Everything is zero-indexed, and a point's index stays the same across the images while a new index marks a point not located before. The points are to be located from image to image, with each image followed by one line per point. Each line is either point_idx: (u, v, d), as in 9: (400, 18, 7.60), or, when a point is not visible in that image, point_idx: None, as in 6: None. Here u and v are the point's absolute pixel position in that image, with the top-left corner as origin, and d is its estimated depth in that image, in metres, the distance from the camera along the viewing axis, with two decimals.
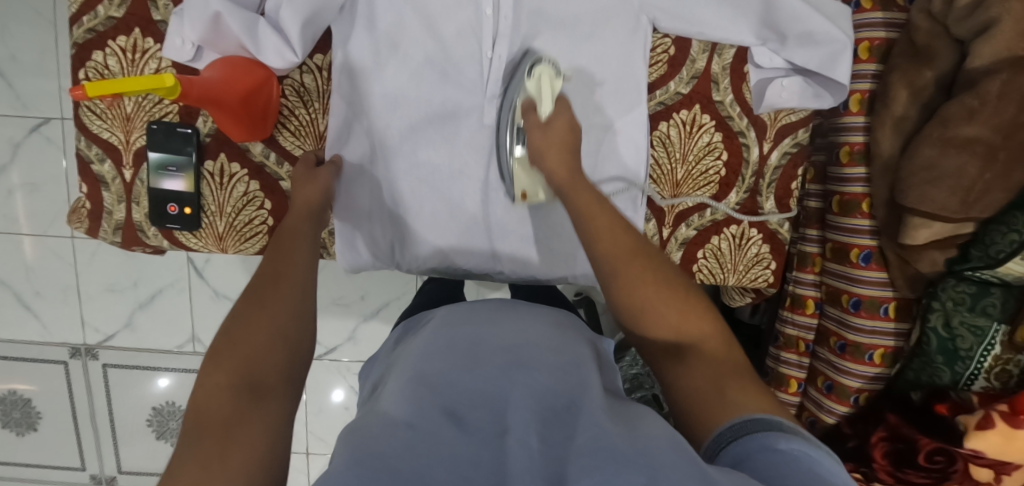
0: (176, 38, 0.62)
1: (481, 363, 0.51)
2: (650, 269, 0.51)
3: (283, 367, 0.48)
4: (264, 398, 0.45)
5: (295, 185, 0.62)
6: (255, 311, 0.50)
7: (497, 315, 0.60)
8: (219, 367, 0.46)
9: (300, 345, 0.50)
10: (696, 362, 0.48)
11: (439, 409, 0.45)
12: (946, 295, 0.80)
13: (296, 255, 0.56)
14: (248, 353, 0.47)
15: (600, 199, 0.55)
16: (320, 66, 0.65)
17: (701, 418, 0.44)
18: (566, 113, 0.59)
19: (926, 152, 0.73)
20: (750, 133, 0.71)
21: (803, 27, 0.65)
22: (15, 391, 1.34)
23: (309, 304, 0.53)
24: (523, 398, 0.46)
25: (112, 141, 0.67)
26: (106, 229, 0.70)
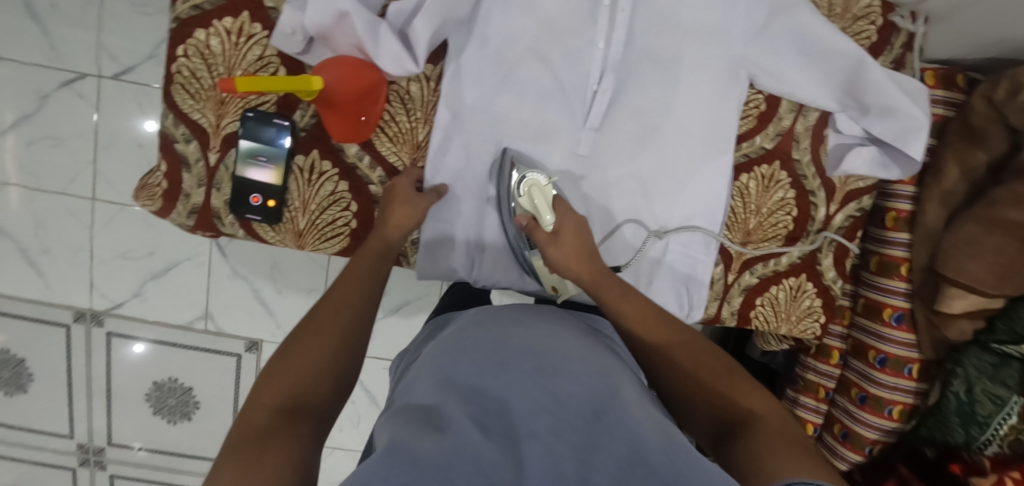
0: (287, 27, 0.61)
1: (510, 359, 0.47)
2: (700, 358, 0.55)
3: (326, 395, 0.49)
4: (300, 423, 0.45)
5: (395, 205, 0.63)
6: (310, 335, 0.52)
7: (527, 312, 0.58)
8: (268, 387, 0.47)
9: (345, 376, 0.51)
10: (750, 431, 0.48)
11: (467, 414, 0.42)
12: (970, 362, 0.84)
13: (358, 285, 0.57)
14: (295, 377, 0.48)
15: (632, 295, 0.59)
16: (429, 76, 0.66)
17: (752, 476, 0.43)
18: (572, 217, 0.63)
19: (971, 228, 0.78)
20: (820, 193, 0.74)
21: (887, 101, 0.67)
22: (7, 350, 1.28)
23: (358, 336, 0.53)
24: (546, 405, 0.42)
25: (201, 122, 0.65)
26: (180, 211, 0.68)
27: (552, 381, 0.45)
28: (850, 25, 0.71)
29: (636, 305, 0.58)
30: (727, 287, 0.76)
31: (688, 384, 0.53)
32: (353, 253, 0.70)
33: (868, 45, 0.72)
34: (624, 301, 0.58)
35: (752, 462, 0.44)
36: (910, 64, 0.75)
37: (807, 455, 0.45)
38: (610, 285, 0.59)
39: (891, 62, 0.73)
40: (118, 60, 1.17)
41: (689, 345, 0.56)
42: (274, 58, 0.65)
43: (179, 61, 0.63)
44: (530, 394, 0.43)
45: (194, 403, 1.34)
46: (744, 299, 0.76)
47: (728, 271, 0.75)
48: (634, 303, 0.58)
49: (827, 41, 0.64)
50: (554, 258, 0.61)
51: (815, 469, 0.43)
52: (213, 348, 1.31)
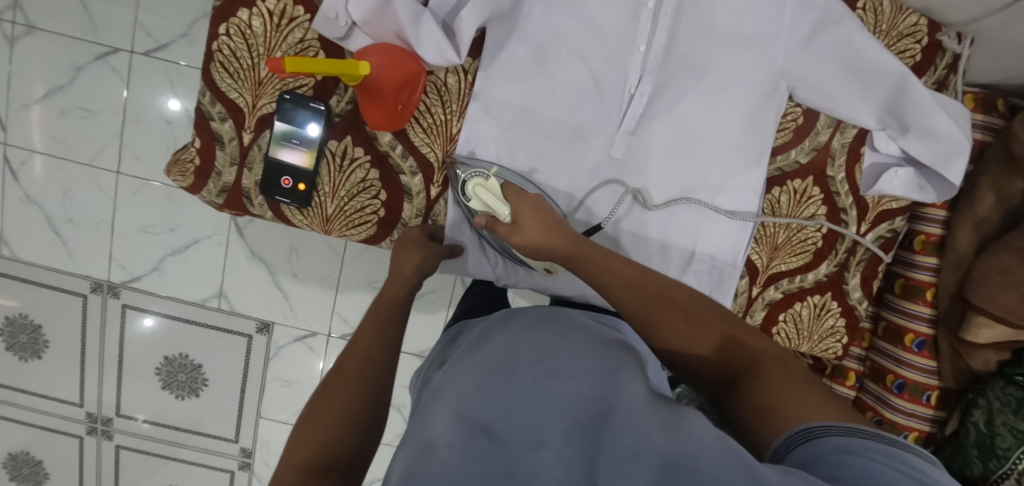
0: (330, 12, 0.61)
1: (518, 368, 0.49)
2: (679, 306, 0.51)
3: (352, 450, 0.49)
4: (329, 480, 0.46)
5: (402, 247, 0.66)
6: (334, 390, 0.53)
7: (533, 317, 0.59)
8: (298, 446, 0.48)
9: (372, 427, 0.52)
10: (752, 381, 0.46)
11: (475, 420, 0.43)
12: (993, 395, 0.84)
13: (377, 336, 0.58)
14: (323, 437, 0.49)
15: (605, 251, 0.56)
16: (467, 69, 0.66)
17: (764, 425, 0.43)
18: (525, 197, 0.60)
19: (1005, 258, 0.77)
20: (851, 211, 0.73)
21: (929, 123, 0.66)
22: (26, 314, 1.30)
23: (379, 385, 0.54)
24: (553, 413, 0.44)
25: (237, 102, 0.66)
26: (211, 189, 0.68)
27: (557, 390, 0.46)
28: (895, 43, 0.70)
29: (614, 265, 0.54)
30: (751, 301, 0.75)
31: (679, 342, 0.50)
32: (379, 241, 0.71)
33: (912, 64, 0.71)
34: (597, 261, 0.55)
35: (766, 413, 0.43)
36: (953, 85, 0.73)
37: (828, 394, 0.43)
38: (580, 252, 0.56)
39: (934, 83, 0.72)
40: (152, 36, 1.18)
41: (669, 293, 0.52)
42: (314, 42, 0.65)
43: (220, 39, 0.64)
44: (539, 404, 0.44)
45: (204, 380, 1.35)
46: (767, 314, 0.76)
47: (754, 284, 0.74)
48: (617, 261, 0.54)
49: (872, 57, 0.63)
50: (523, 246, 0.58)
51: (835, 407, 0.42)
52: (226, 327, 1.32)
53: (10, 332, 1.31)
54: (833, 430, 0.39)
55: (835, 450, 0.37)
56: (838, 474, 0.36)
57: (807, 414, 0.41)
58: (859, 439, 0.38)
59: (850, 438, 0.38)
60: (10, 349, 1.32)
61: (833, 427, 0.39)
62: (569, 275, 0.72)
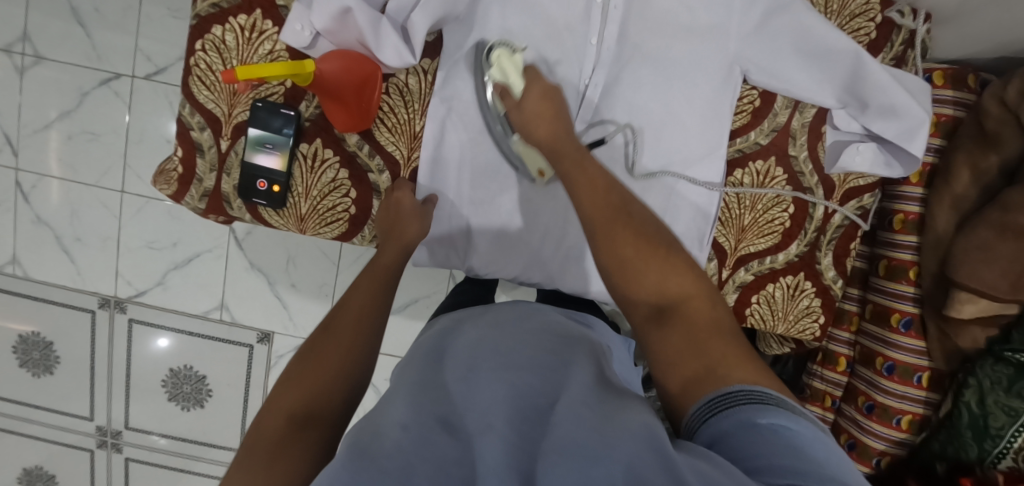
0: (296, 24, 0.64)
1: (480, 368, 0.50)
2: (636, 229, 0.50)
3: (339, 406, 0.49)
4: (313, 431, 0.45)
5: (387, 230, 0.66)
6: (325, 348, 0.53)
7: (506, 311, 0.61)
8: (287, 394, 0.48)
9: (356, 389, 0.52)
10: (676, 325, 0.46)
11: (433, 415, 0.44)
12: (983, 373, 0.81)
13: (373, 297, 0.59)
14: (311, 388, 0.49)
15: (586, 161, 0.55)
16: (427, 69, 0.68)
17: (686, 377, 0.43)
18: (539, 82, 0.60)
19: (983, 233, 0.76)
20: (818, 191, 0.74)
21: (887, 99, 0.66)
22: (38, 332, 1.35)
23: (370, 348, 0.55)
24: (505, 399, 0.45)
25: (214, 112, 0.69)
26: (193, 195, 0.72)
27: (514, 381, 0.47)
28: (847, 22, 0.71)
29: (585, 177, 0.53)
30: (722, 284, 0.76)
31: (634, 264, 0.49)
32: (353, 238, 0.73)
33: (867, 41, 0.72)
34: (572, 167, 0.55)
35: (697, 375, 0.43)
36: (913, 62, 0.74)
37: (744, 353, 0.44)
38: (567, 146, 0.56)
39: (892, 60, 0.73)
40: (151, 61, 1.25)
41: (627, 211, 0.52)
42: (283, 53, 0.68)
43: (197, 55, 0.68)
44: (493, 393, 0.45)
45: (208, 392, 1.38)
46: (739, 296, 0.76)
47: (723, 267, 0.75)
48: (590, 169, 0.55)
49: (824, 37, 0.65)
50: (522, 121, 0.59)
51: (744, 363, 0.43)
52: (227, 338, 1.36)
53: (23, 349, 1.36)
54: (738, 399, 0.39)
55: (738, 423, 0.38)
56: (744, 449, 0.36)
57: (729, 376, 0.42)
58: (763, 406, 0.38)
59: (753, 407, 0.38)
60: (23, 366, 1.37)
61: (742, 394, 0.39)
62: (539, 262, 0.73)
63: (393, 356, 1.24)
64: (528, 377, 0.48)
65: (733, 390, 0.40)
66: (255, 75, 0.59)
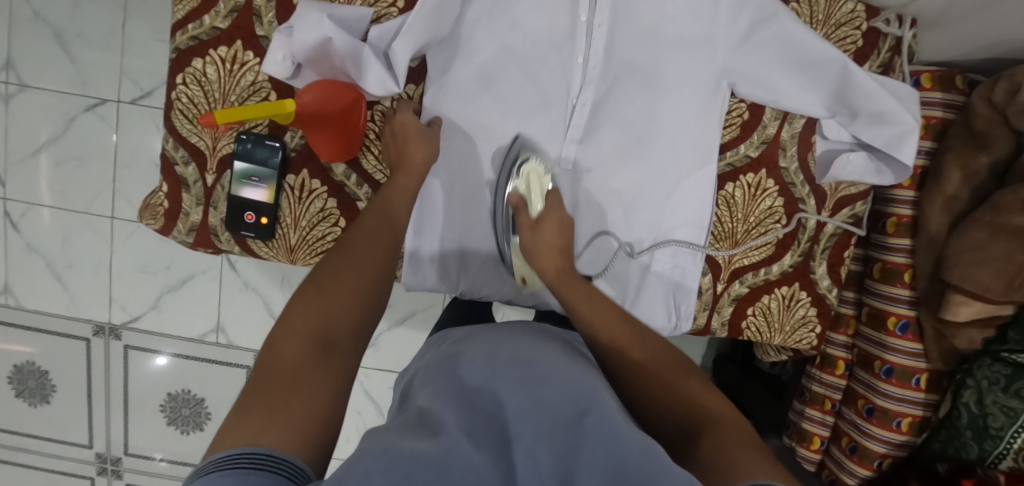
0: (278, 54, 0.63)
1: (501, 361, 0.48)
2: (650, 361, 0.51)
3: (356, 326, 0.48)
4: (334, 355, 0.45)
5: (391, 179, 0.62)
6: (341, 270, 0.51)
7: (517, 321, 0.58)
8: (299, 315, 0.47)
9: (375, 307, 0.51)
10: (706, 436, 0.44)
11: (459, 426, 0.41)
12: (981, 373, 0.81)
13: (388, 222, 0.57)
14: (327, 309, 0.48)
15: (596, 295, 0.57)
16: (411, 96, 0.69)
17: (714, 471, 0.41)
18: (557, 212, 0.62)
19: (976, 234, 0.76)
20: (810, 200, 0.74)
21: (876, 106, 0.66)
22: (33, 361, 1.34)
23: (385, 268, 0.54)
24: (528, 407, 0.43)
25: (198, 145, 0.69)
26: (180, 229, 0.71)
27: (542, 389, 0.45)
28: (833, 31, 0.71)
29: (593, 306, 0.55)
30: (717, 297, 0.75)
31: (650, 392, 0.49)
32: None
33: (854, 49, 0.72)
34: (581, 300, 0.56)
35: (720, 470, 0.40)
36: (899, 68, 0.74)
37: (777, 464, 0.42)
38: (569, 281, 0.57)
39: (879, 67, 0.73)
40: (137, 85, 1.23)
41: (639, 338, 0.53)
42: (266, 84, 0.67)
43: (177, 88, 0.67)
44: (515, 399, 0.44)
45: (207, 415, 1.37)
46: (735, 309, 0.76)
47: (717, 281, 0.75)
48: (597, 307, 0.56)
49: (811, 46, 0.64)
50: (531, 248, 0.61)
51: (772, 468, 0.41)
52: (225, 360, 1.35)
53: (18, 378, 1.35)
54: None
55: None
56: None
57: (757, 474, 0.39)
58: None
59: None
60: (19, 396, 1.36)
61: None
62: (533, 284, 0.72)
63: (392, 372, 1.24)
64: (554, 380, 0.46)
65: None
66: (236, 117, 0.58)
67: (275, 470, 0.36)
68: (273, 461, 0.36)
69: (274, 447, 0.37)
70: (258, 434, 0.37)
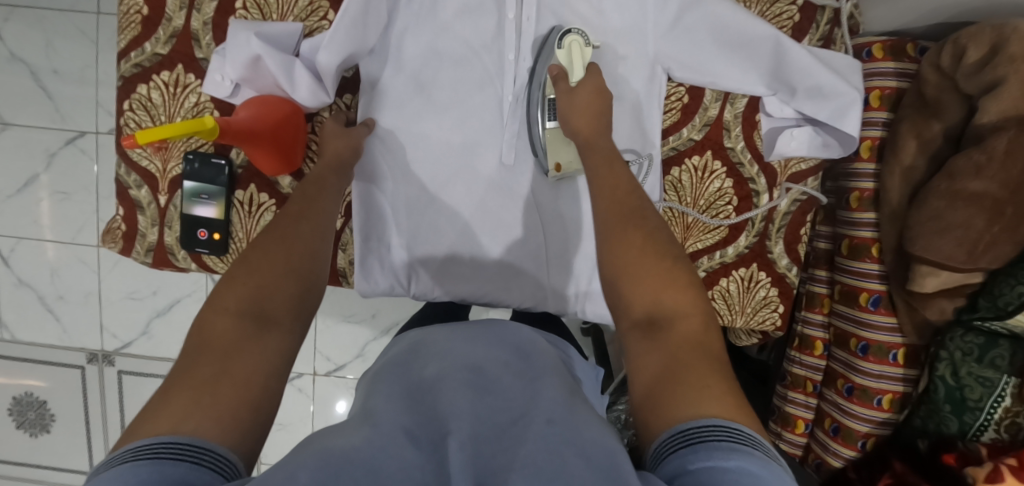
0: (216, 75, 0.66)
1: (457, 358, 0.44)
2: (648, 233, 0.48)
3: (291, 301, 0.47)
4: (266, 330, 0.44)
5: (326, 138, 0.63)
6: (273, 240, 0.50)
7: (481, 320, 0.54)
8: (231, 288, 0.45)
9: (312, 280, 0.50)
10: (662, 339, 0.43)
11: (400, 425, 0.38)
12: (954, 344, 0.78)
13: (319, 195, 0.56)
14: (260, 282, 0.47)
15: (614, 161, 0.55)
16: (348, 104, 0.70)
17: (653, 408, 0.39)
18: (595, 77, 0.61)
19: (935, 204, 0.73)
20: (760, 180, 0.73)
21: (813, 80, 0.66)
22: (31, 393, 1.37)
23: (322, 243, 0.52)
24: (477, 406, 0.40)
25: (149, 169, 0.70)
26: (138, 250, 0.72)
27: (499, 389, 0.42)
28: (768, 9, 0.72)
29: (610, 178, 0.53)
30: None
31: (631, 269, 0.47)
32: None
33: (792, 24, 0.72)
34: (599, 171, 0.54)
35: (662, 375, 0.41)
36: (841, 40, 0.73)
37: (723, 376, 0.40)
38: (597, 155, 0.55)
39: (819, 40, 0.72)
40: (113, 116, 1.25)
41: (646, 218, 0.49)
42: (208, 104, 0.69)
43: (125, 115, 0.69)
44: (460, 397, 0.40)
45: None
46: None
47: None
48: (612, 174, 0.53)
49: (740, 24, 0.64)
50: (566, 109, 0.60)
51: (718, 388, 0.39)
52: None
53: (18, 410, 1.38)
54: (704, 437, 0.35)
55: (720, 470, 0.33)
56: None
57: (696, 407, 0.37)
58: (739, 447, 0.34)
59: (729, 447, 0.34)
60: (20, 427, 1.39)
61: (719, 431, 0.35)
62: (486, 282, 0.72)
63: None
64: (505, 380, 0.43)
65: (697, 427, 0.36)
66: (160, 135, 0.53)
67: (197, 453, 0.35)
68: (194, 444, 0.36)
69: (193, 430, 0.36)
70: (188, 413, 0.37)
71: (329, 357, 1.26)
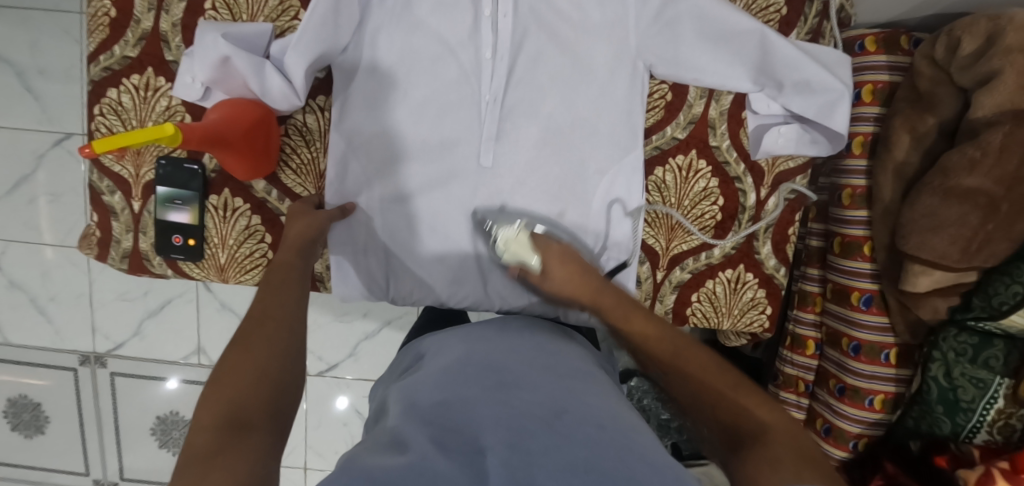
0: (186, 76, 0.64)
1: (474, 387, 0.47)
2: (705, 364, 0.51)
3: (266, 400, 0.45)
4: (249, 431, 0.42)
5: (289, 219, 0.64)
6: (240, 349, 0.49)
7: (488, 333, 0.57)
8: (206, 408, 0.43)
9: (284, 378, 0.48)
10: (757, 448, 0.44)
11: (427, 436, 0.41)
12: (947, 345, 0.76)
13: (278, 295, 0.55)
14: (233, 393, 0.45)
15: (660, 327, 0.55)
16: (322, 106, 0.68)
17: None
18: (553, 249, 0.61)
19: (928, 201, 0.71)
20: (747, 178, 0.71)
21: (801, 75, 0.64)
22: (25, 395, 1.36)
23: (291, 340, 0.51)
24: (502, 416, 0.43)
25: (122, 174, 0.69)
26: (114, 257, 0.71)
27: (519, 396, 0.45)
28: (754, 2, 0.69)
29: (659, 338, 0.54)
30: (658, 286, 0.74)
31: (700, 393, 0.50)
32: None
33: (779, 18, 0.69)
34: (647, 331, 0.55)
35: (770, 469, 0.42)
36: (830, 33, 0.71)
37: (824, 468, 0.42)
38: (633, 314, 0.56)
39: (808, 34, 0.70)
40: None
41: (699, 354, 0.52)
42: (179, 108, 0.67)
43: (96, 119, 0.67)
44: (486, 411, 0.44)
45: None
46: (678, 296, 0.74)
47: (656, 269, 0.73)
48: (664, 334, 0.55)
49: (726, 18, 0.63)
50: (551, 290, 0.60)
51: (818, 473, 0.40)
52: None
53: (12, 412, 1.38)
54: None
55: None
56: None
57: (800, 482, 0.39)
58: None
59: None
60: (15, 429, 1.39)
61: None
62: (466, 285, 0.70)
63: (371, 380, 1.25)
64: (522, 395, 0.46)
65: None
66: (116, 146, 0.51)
67: None
68: None
69: None
70: None
71: (321, 357, 1.25)
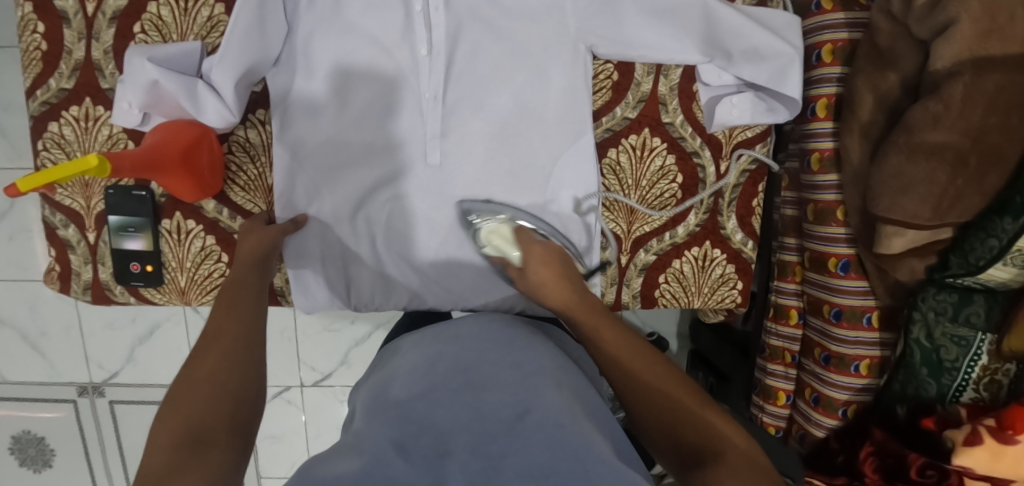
0: (123, 103, 0.63)
1: (441, 387, 0.45)
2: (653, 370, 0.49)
3: (227, 416, 0.44)
4: (209, 448, 0.40)
5: (242, 236, 0.63)
6: (200, 364, 0.47)
7: (460, 331, 0.55)
8: (164, 426, 0.42)
9: (246, 391, 0.46)
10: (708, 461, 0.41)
11: (389, 440, 0.40)
12: (927, 305, 0.74)
13: (235, 308, 0.53)
14: (191, 411, 0.43)
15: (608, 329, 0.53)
16: (263, 120, 0.67)
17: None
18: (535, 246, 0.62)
19: (894, 160, 0.67)
20: (705, 152, 0.70)
21: (747, 42, 0.63)
22: (28, 430, 1.38)
23: (252, 352, 0.50)
24: (466, 419, 0.41)
25: (73, 207, 0.69)
26: (76, 289, 0.71)
27: (488, 400, 0.43)
28: None
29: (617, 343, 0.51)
30: (623, 270, 0.72)
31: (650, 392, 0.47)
32: None
33: None
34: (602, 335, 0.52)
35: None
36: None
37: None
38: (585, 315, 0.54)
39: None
40: None
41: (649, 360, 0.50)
42: (122, 135, 0.67)
43: (40, 155, 0.67)
44: (454, 414, 0.42)
45: None
46: (646, 279, 0.73)
47: (620, 253, 0.72)
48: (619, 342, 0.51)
49: None
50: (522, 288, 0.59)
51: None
52: None
53: (18, 447, 1.39)
54: None
55: None
56: None
57: None
58: None
59: None
60: (23, 464, 1.41)
61: None
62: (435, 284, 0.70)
63: None
64: (489, 395, 0.44)
65: None
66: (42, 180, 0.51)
67: None
68: None
69: None
70: None
71: (313, 367, 1.24)
